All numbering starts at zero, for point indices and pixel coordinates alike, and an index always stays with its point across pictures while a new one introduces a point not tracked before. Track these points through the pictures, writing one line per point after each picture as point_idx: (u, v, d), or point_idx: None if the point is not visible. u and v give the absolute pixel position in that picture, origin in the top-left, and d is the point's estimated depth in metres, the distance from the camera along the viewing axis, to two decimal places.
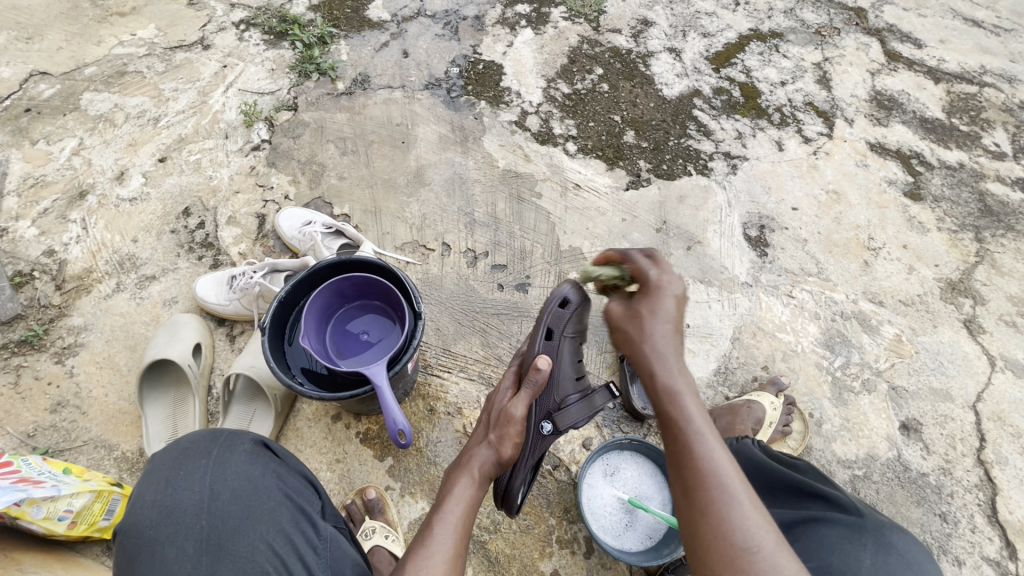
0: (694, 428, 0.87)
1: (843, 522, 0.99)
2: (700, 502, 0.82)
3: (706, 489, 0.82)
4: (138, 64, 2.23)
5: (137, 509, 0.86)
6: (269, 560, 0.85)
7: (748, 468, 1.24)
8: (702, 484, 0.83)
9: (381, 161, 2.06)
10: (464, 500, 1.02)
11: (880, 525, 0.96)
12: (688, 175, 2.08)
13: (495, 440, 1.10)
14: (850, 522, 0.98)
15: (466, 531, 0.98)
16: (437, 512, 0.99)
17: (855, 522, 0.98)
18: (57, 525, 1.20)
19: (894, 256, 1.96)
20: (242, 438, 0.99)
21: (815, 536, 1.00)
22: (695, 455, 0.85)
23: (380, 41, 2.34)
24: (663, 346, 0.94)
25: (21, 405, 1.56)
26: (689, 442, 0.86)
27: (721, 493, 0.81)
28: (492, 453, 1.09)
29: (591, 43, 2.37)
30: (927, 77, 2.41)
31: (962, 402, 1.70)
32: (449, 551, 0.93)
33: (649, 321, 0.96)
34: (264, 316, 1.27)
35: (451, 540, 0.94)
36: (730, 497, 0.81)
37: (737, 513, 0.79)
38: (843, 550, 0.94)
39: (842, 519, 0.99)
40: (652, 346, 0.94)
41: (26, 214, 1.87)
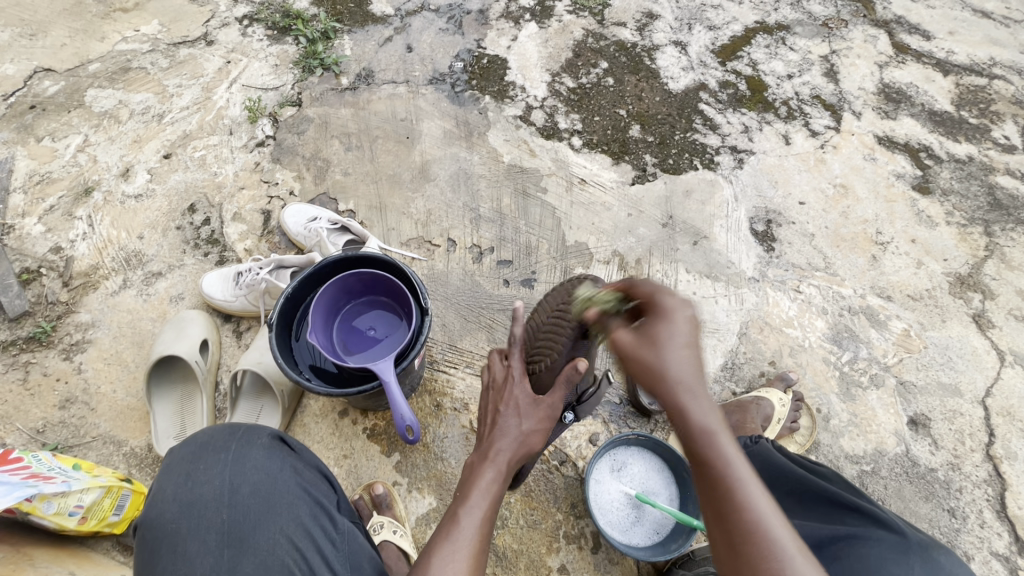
0: (736, 473, 0.78)
1: (881, 539, 0.89)
2: (747, 557, 0.72)
3: (749, 543, 0.73)
4: (141, 60, 2.22)
5: (158, 503, 0.87)
6: (288, 553, 0.86)
7: (769, 474, 1.18)
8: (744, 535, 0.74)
9: (385, 156, 2.05)
10: (490, 494, 0.99)
11: (925, 544, 0.86)
12: (694, 170, 2.07)
13: (524, 436, 1.08)
14: (889, 540, 0.88)
15: (490, 526, 0.95)
16: (462, 501, 0.97)
17: (895, 541, 0.87)
18: (67, 521, 1.21)
19: (902, 251, 1.94)
20: (259, 433, 0.99)
21: (852, 553, 0.89)
22: (735, 499, 0.76)
23: (383, 35, 2.32)
24: (686, 379, 0.84)
25: (31, 402, 1.57)
26: (730, 485, 0.77)
27: (770, 550, 0.71)
28: (522, 446, 1.08)
29: (596, 37, 2.36)
30: (936, 69, 2.39)
31: (970, 397, 1.69)
32: (472, 544, 0.90)
33: (669, 348, 0.86)
34: (272, 312, 1.27)
35: (477, 536, 0.91)
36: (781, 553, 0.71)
37: (790, 571, 0.69)
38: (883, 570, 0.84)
39: (879, 535, 0.90)
40: (676, 377, 0.84)
41: (32, 210, 1.88)
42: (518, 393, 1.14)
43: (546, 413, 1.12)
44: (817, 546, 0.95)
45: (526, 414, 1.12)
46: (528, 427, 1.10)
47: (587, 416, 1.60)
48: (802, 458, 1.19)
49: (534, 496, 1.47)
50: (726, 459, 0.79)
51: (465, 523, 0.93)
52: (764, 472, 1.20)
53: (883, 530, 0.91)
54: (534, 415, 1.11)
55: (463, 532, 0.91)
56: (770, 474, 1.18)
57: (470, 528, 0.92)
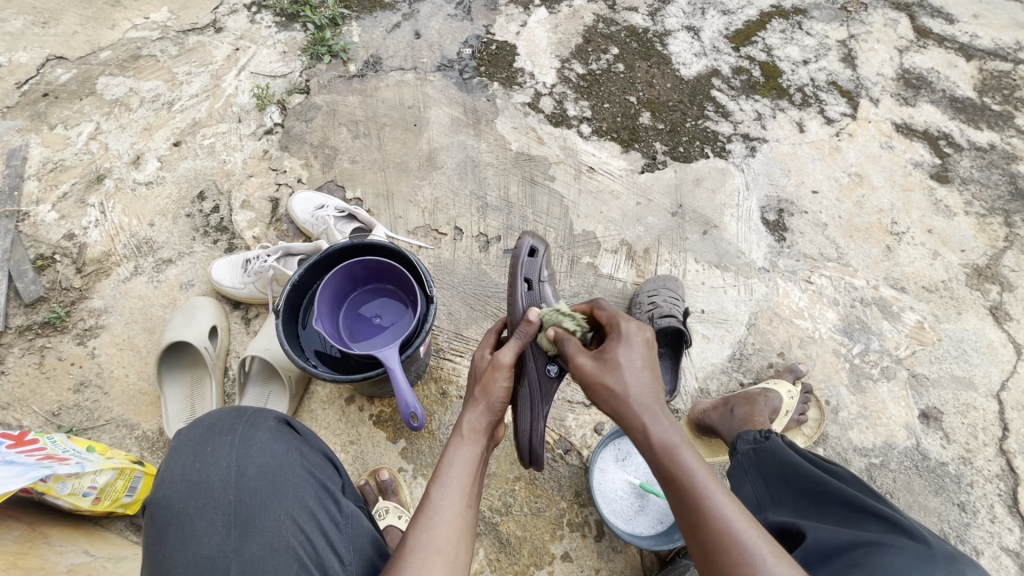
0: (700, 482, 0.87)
1: (910, 550, 0.87)
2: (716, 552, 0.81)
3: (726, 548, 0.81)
4: (151, 48, 2.23)
5: (167, 483, 0.88)
6: (293, 535, 0.87)
7: (780, 470, 1.13)
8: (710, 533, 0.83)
9: (393, 144, 2.04)
10: (463, 466, 0.97)
11: (950, 554, 0.85)
12: (705, 158, 2.03)
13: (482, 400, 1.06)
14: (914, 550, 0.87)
15: (468, 497, 0.93)
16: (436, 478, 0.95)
17: (917, 552, 0.86)
18: (81, 501, 1.24)
19: (918, 241, 1.90)
20: (265, 416, 1.00)
21: (875, 561, 0.87)
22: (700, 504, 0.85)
23: (392, 21, 2.30)
24: (648, 401, 0.96)
25: (46, 385, 1.60)
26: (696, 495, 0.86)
27: (730, 532, 0.82)
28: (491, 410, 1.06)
29: (607, 22, 2.31)
30: (959, 54, 2.31)
31: (985, 391, 1.66)
32: (451, 522, 0.88)
33: (626, 372, 0.99)
34: (278, 299, 1.27)
35: (456, 509, 0.90)
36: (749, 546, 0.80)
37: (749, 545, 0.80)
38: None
39: (903, 544, 0.88)
40: (636, 398, 0.96)
41: (46, 198, 1.90)
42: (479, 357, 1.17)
43: (491, 365, 1.09)
44: (833, 553, 0.92)
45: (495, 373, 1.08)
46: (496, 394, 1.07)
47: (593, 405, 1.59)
48: (813, 455, 1.15)
49: (538, 484, 1.48)
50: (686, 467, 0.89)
51: (443, 501, 0.91)
52: (775, 469, 1.14)
53: (902, 536, 0.90)
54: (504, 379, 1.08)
55: (438, 514, 0.89)
56: (780, 470, 1.13)
57: (448, 505, 0.90)
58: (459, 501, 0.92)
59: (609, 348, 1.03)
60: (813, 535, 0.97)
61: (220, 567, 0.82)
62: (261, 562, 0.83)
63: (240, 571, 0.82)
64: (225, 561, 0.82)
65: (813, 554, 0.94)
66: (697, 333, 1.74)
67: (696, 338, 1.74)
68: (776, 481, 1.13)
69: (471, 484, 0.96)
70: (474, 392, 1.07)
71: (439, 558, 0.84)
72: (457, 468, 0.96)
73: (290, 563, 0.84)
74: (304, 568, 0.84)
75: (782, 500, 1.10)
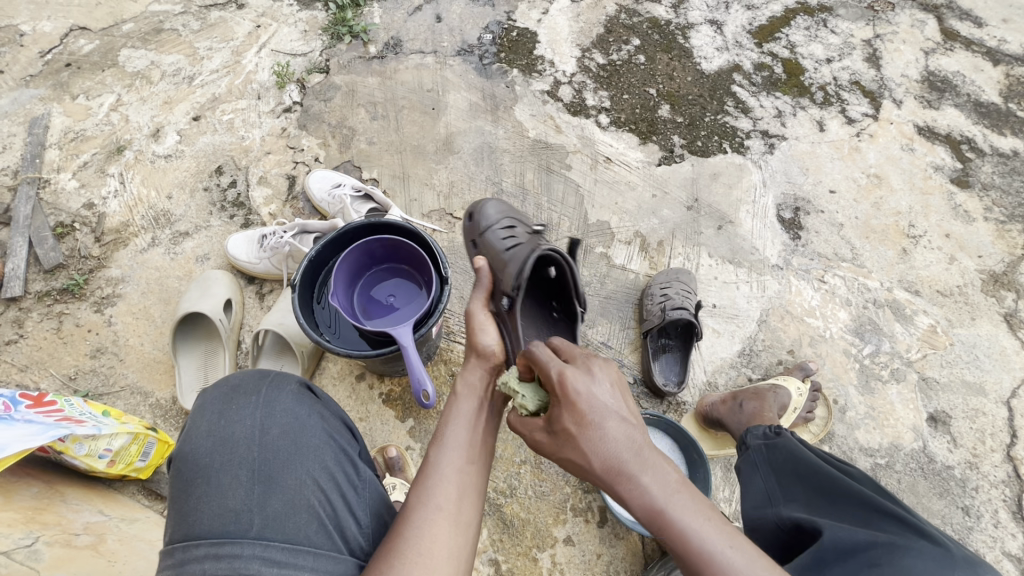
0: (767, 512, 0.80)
1: (928, 553, 0.85)
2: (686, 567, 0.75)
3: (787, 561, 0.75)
4: (173, 22, 2.23)
5: (193, 439, 0.90)
6: (314, 493, 0.88)
7: (792, 467, 1.13)
8: None
9: (411, 127, 2.05)
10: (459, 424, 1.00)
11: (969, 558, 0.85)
12: (723, 153, 2.02)
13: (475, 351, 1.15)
14: (932, 553, 0.85)
15: (467, 453, 0.95)
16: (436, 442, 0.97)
17: (938, 555, 0.84)
18: (97, 463, 1.27)
19: (934, 245, 1.88)
20: (288, 380, 1.02)
21: (894, 564, 0.85)
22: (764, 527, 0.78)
23: (413, 4, 2.29)
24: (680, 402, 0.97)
25: (63, 350, 1.63)
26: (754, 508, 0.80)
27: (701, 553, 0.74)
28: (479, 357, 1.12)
29: (629, 13, 2.29)
30: (986, 58, 2.28)
31: (995, 397, 1.65)
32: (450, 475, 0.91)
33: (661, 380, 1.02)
34: (295, 273, 1.29)
35: (453, 467, 0.92)
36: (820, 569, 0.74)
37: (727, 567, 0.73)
38: None
39: (923, 548, 0.86)
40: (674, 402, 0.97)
41: (67, 166, 1.92)
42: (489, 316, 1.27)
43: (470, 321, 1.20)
44: (849, 550, 0.89)
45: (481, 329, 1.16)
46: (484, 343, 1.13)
47: None
48: (826, 454, 1.15)
49: (543, 468, 1.49)
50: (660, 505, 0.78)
51: (443, 461, 0.93)
52: (787, 465, 1.14)
53: (924, 540, 0.88)
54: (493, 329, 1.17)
55: (438, 470, 0.91)
56: (794, 467, 1.13)
57: (445, 466, 0.92)
58: (460, 460, 0.94)
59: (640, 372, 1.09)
60: (828, 532, 0.94)
61: (243, 520, 0.82)
62: (283, 518, 0.84)
63: (263, 525, 0.82)
64: (248, 515, 0.83)
65: (828, 550, 0.91)
66: (708, 327, 1.74)
67: (706, 331, 1.74)
68: (788, 475, 1.13)
69: (469, 441, 0.97)
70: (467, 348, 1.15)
71: (442, 517, 0.85)
72: (456, 430, 0.99)
73: (311, 521, 0.85)
74: (324, 526, 0.85)
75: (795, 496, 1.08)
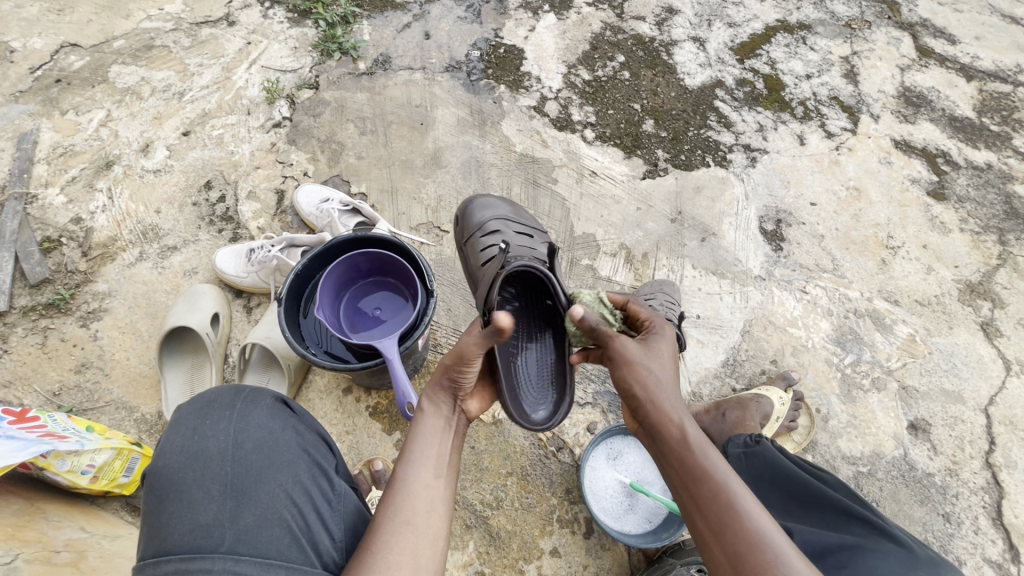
0: (745, 501, 0.87)
1: (893, 554, 0.91)
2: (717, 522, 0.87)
3: (756, 550, 0.82)
4: (164, 39, 2.26)
5: (167, 454, 0.91)
6: (287, 507, 0.88)
7: (769, 475, 1.17)
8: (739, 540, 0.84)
9: (399, 141, 2.07)
10: (426, 436, 1.03)
11: (932, 559, 0.91)
12: (706, 166, 2.06)
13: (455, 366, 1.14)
14: (898, 555, 0.91)
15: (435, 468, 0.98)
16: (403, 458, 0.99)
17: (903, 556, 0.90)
18: (79, 479, 1.26)
19: (912, 256, 1.93)
20: (263, 395, 1.03)
21: (859, 564, 0.91)
22: (739, 520, 0.85)
23: (402, 22, 2.33)
24: (671, 392, 1.04)
25: (48, 365, 1.62)
26: (725, 500, 0.88)
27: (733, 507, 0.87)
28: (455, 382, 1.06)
29: (614, 30, 2.35)
30: (960, 74, 2.35)
31: (973, 405, 1.68)
32: (415, 489, 0.93)
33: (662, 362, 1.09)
34: (281, 287, 1.30)
35: (421, 479, 0.95)
36: (787, 561, 0.80)
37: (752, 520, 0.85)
38: None
39: (889, 550, 0.92)
40: (664, 387, 1.05)
41: (55, 181, 1.93)
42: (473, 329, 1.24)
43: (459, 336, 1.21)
44: (819, 552, 0.96)
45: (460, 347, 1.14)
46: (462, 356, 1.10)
47: (586, 405, 1.61)
48: (801, 460, 1.19)
49: (530, 479, 1.50)
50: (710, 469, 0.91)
51: (410, 478, 0.95)
52: (764, 472, 1.17)
53: (890, 543, 0.94)
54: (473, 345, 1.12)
55: (404, 484, 0.94)
56: (771, 473, 1.16)
57: (411, 482, 0.94)
58: (429, 475, 0.96)
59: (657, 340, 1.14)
60: (800, 535, 1.01)
61: (214, 534, 0.82)
62: (255, 531, 0.84)
63: (235, 539, 0.82)
64: (219, 529, 0.83)
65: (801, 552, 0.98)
66: (692, 338, 1.76)
67: (691, 342, 1.76)
68: (764, 483, 1.17)
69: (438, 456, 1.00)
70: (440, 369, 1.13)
71: (408, 532, 0.87)
72: (424, 443, 1.01)
73: (283, 534, 0.85)
74: (296, 539, 0.85)
75: (770, 501, 1.14)
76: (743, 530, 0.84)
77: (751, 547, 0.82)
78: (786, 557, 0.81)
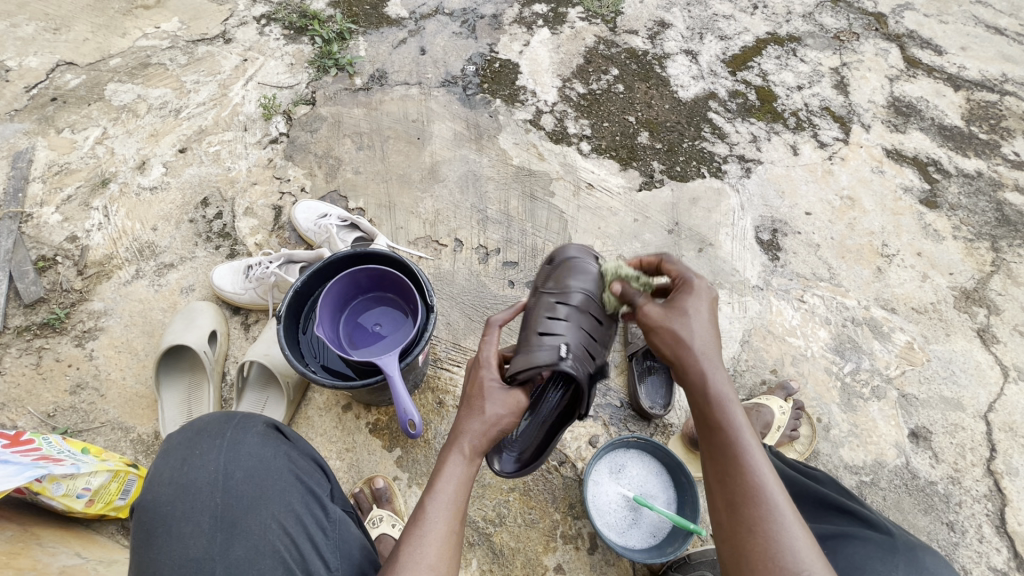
0: (754, 458, 0.85)
1: (874, 541, 0.92)
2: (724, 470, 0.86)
3: (751, 505, 0.81)
4: (160, 56, 2.27)
5: (155, 486, 0.89)
6: (279, 538, 0.87)
7: None
8: (740, 488, 0.83)
9: (396, 156, 2.08)
10: (457, 480, 0.95)
11: (911, 545, 0.90)
12: (701, 178, 2.08)
13: (486, 417, 1.01)
14: (878, 541, 0.92)
15: (461, 514, 0.92)
16: (429, 491, 0.93)
17: (882, 542, 0.92)
18: (75, 503, 1.24)
19: (907, 263, 1.94)
20: (255, 421, 1.01)
21: (839, 553, 0.94)
22: (748, 480, 0.83)
23: (397, 38, 2.35)
24: (709, 349, 0.94)
25: (42, 386, 1.60)
26: (738, 456, 0.85)
27: (739, 450, 0.86)
28: (487, 435, 0.99)
29: (607, 44, 2.38)
30: (947, 84, 2.39)
31: (973, 412, 1.69)
32: (442, 534, 0.88)
33: (693, 318, 0.96)
34: (280, 305, 1.29)
35: (447, 524, 0.90)
36: (781, 519, 0.80)
37: (755, 468, 0.84)
38: (870, 568, 0.87)
39: (869, 537, 0.94)
40: (698, 345, 0.94)
41: (50, 200, 1.92)
42: (489, 376, 1.05)
43: (487, 390, 1.04)
44: None
45: (488, 395, 1.03)
46: (494, 413, 1.01)
47: (588, 418, 1.61)
48: (794, 462, 1.21)
49: (532, 495, 1.49)
50: (728, 425, 0.88)
51: (434, 520, 0.90)
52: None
53: (873, 531, 0.95)
54: (506, 399, 1.03)
55: (431, 522, 0.89)
56: None
57: (438, 520, 0.90)
58: (452, 519, 0.91)
59: (687, 296, 1.00)
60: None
61: (205, 569, 0.82)
62: (246, 565, 0.83)
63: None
64: (210, 564, 0.83)
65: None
66: None
67: None
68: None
69: (462, 503, 0.94)
70: (467, 405, 1.03)
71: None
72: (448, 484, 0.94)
73: (275, 567, 0.84)
74: (288, 572, 0.85)
75: None
76: (743, 480, 0.83)
77: (748, 497, 0.82)
78: (785, 524, 0.80)
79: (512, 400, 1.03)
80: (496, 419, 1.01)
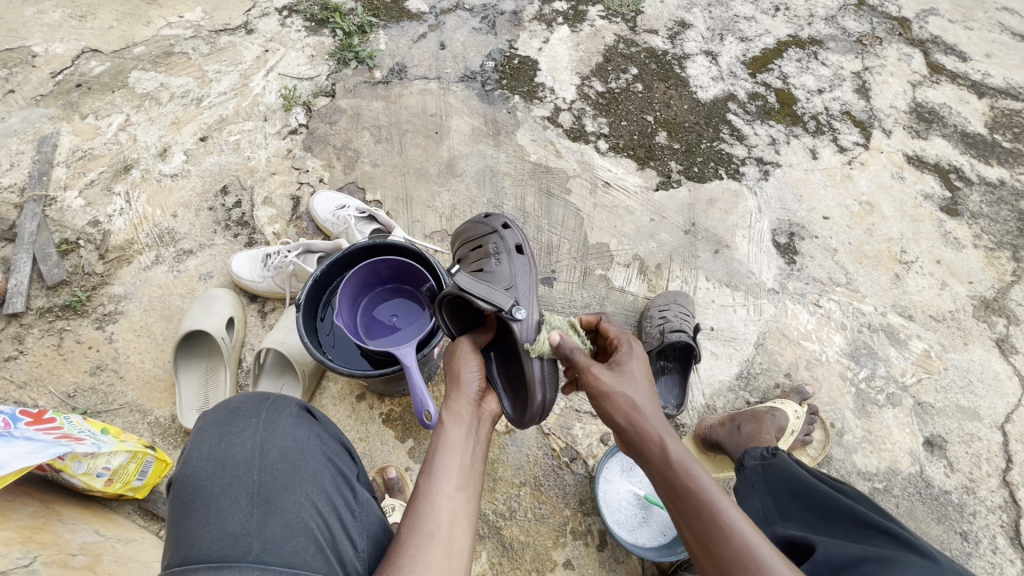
0: (729, 516, 0.86)
1: (918, 565, 0.87)
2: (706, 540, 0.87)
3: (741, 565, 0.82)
4: (184, 46, 2.29)
5: (193, 462, 0.90)
6: (312, 517, 0.87)
7: (788, 487, 1.15)
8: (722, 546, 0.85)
9: (414, 150, 2.09)
10: (456, 451, 1.00)
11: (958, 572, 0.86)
12: (719, 179, 2.07)
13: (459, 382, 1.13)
14: (922, 564, 0.87)
15: (464, 483, 0.95)
16: (428, 464, 0.97)
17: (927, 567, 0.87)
18: (95, 481, 1.26)
19: (926, 271, 1.92)
20: (288, 402, 1.03)
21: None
22: (728, 538, 0.85)
23: (418, 32, 2.36)
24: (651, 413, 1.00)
25: (63, 366, 1.63)
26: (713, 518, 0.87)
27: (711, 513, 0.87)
28: (467, 400, 1.10)
29: (627, 43, 2.37)
30: (971, 90, 2.36)
31: (989, 422, 1.67)
32: (442, 500, 0.91)
33: (636, 381, 1.04)
34: (300, 293, 1.30)
35: (446, 492, 0.92)
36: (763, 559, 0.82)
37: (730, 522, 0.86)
38: None
39: (914, 561, 0.88)
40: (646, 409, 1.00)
41: (74, 184, 1.95)
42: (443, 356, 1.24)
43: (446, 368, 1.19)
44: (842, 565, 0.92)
45: (452, 360, 1.18)
46: (460, 370, 1.14)
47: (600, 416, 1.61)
48: (822, 474, 1.17)
49: (543, 490, 1.49)
50: (696, 491, 0.90)
51: (434, 490, 0.92)
52: (783, 485, 1.16)
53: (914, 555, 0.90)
54: (462, 358, 1.16)
55: (431, 492, 0.92)
56: (789, 487, 1.14)
57: (439, 489, 0.93)
58: (451, 486, 0.94)
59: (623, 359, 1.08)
60: (822, 549, 0.97)
61: (241, 543, 0.81)
62: (281, 541, 0.83)
63: (261, 549, 0.81)
64: (246, 539, 0.82)
65: (820, 566, 0.94)
66: (706, 350, 1.75)
67: (704, 354, 1.75)
68: (783, 495, 1.15)
69: (465, 472, 0.97)
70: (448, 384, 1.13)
71: (435, 545, 0.85)
72: (446, 457, 0.98)
73: (309, 545, 0.84)
74: (321, 550, 0.84)
75: (790, 514, 1.12)
76: (725, 539, 0.85)
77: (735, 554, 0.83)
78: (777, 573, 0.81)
79: (463, 356, 1.17)
80: (457, 373, 1.14)
